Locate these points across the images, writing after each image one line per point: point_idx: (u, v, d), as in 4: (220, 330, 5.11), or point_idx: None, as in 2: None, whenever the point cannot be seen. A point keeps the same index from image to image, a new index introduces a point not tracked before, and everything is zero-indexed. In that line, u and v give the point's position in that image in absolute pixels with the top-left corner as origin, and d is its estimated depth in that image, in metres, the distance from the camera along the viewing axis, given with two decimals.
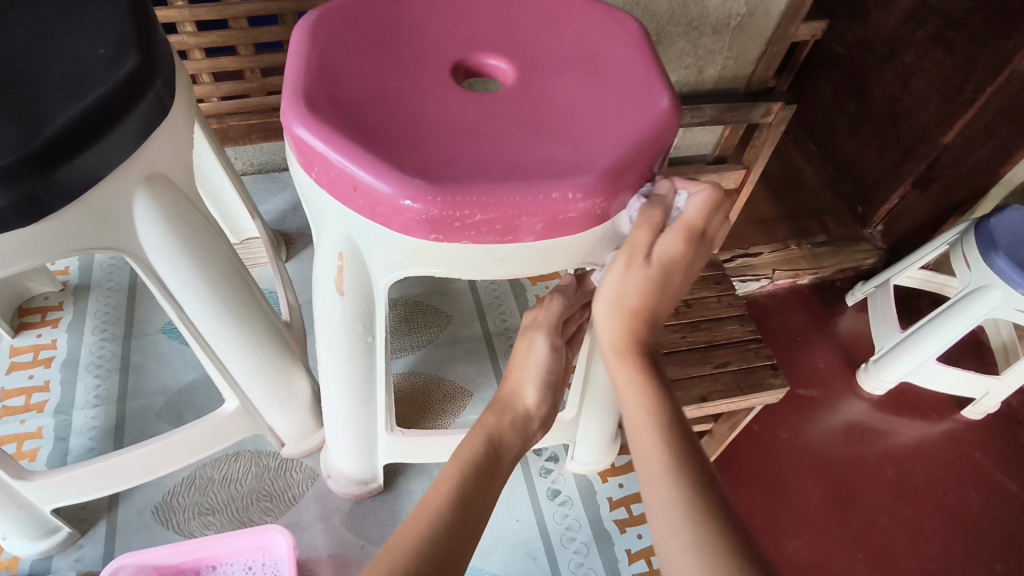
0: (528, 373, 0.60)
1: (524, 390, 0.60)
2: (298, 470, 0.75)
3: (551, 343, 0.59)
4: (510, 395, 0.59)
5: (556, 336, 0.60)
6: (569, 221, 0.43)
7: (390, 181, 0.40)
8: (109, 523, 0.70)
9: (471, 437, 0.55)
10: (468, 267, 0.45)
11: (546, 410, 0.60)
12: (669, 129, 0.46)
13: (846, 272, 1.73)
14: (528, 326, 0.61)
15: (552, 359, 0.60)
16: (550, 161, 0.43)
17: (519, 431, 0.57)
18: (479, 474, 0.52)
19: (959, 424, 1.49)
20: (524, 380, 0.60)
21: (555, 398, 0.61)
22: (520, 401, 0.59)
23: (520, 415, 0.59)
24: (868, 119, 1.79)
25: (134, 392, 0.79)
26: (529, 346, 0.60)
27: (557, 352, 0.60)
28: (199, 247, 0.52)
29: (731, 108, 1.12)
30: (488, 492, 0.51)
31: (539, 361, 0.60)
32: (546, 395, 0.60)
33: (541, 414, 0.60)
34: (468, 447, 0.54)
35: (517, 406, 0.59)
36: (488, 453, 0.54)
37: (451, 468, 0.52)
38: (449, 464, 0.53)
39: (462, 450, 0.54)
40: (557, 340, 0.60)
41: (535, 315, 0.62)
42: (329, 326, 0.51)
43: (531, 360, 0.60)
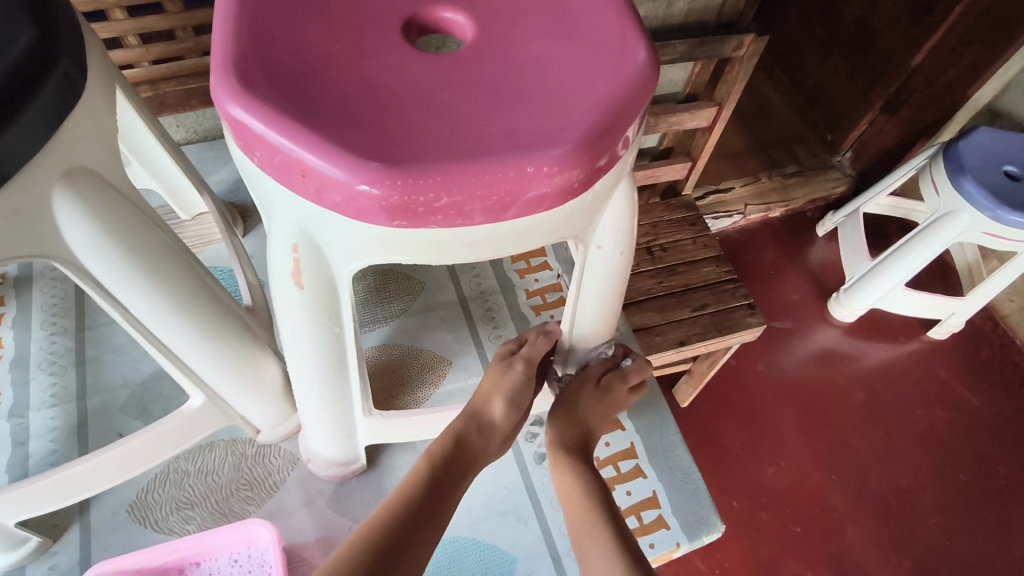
0: (499, 387, 0.61)
1: (492, 401, 0.61)
2: (277, 455, 0.73)
3: (526, 371, 0.62)
4: (476, 406, 0.61)
5: (530, 367, 0.62)
6: (543, 198, 0.39)
7: (343, 164, 0.36)
8: (82, 527, 0.67)
9: (440, 436, 0.58)
10: (437, 252, 0.42)
11: (509, 425, 0.61)
12: (648, 83, 0.42)
13: (816, 202, 1.74)
14: (503, 355, 0.64)
15: (523, 383, 0.61)
16: (521, 129, 0.39)
17: (482, 440, 0.60)
18: (447, 469, 0.56)
19: (926, 344, 1.54)
20: (495, 392, 0.61)
21: (519, 418, 0.62)
22: (488, 412, 0.61)
23: (485, 425, 0.60)
24: (838, 43, 1.75)
25: (93, 387, 0.74)
26: (504, 369, 0.62)
27: (528, 380, 0.62)
28: (135, 243, 0.47)
29: (701, 43, 1.07)
30: (456, 483, 0.56)
31: (512, 380, 0.61)
32: (512, 413, 0.61)
33: (506, 429, 0.61)
34: (439, 445, 0.58)
35: (484, 416, 0.60)
36: (455, 451, 0.57)
37: (422, 463, 0.56)
38: (419, 460, 0.56)
39: (432, 448, 0.57)
40: (531, 368, 0.62)
41: (512, 347, 0.65)
42: (291, 318, 0.47)
43: (503, 379, 0.61)
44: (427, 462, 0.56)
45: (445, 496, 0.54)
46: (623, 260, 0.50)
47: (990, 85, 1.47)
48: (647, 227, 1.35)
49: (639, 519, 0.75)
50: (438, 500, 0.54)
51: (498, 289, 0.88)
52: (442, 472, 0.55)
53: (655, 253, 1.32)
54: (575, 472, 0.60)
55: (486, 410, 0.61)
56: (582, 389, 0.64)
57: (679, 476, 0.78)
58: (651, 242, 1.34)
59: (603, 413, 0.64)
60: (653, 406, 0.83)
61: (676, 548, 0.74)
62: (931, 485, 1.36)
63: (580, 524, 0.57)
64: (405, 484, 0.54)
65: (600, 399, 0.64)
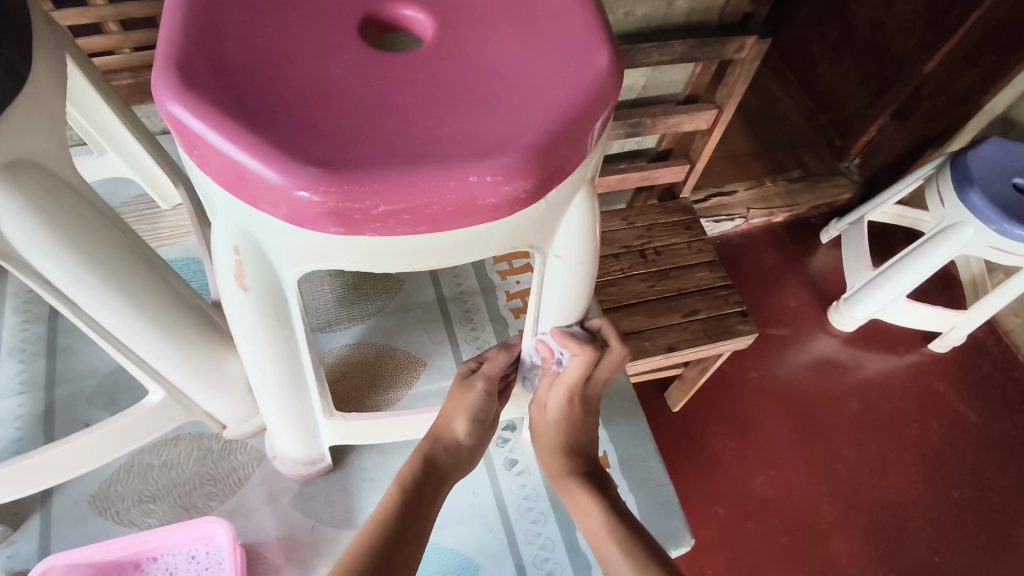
0: (460, 405, 0.61)
1: (454, 421, 0.61)
2: (243, 452, 0.73)
3: (487, 389, 0.62)
4: (440, 426, 0.61)
5: (492, 383, 0.62)
6: (489, 207, 0.37)
7: (280, 168, 0.35)
8: (43, 517, 0.67)
9: (408, 461, 0.59)
10: (380, 261, 0.40)
11: (474, 444, 0.61)
12: (610, 90, 0.40)
13: (820, 209, 1.71)
14: (466, 374, 0.63)
15: (485, 402, 0.61)
16: (468, 135, 0.37)
17: (449, 463, 0.60)
18: (418, 495, 0.56)
19: (925, 357, 1.51)
20: (457, 411, 0.61)
21: (485, 435, 0.62)
22: (452, 432, 0.61)
23: (451, 446, 0.60)
24: (849, 47, 1.72)
25: (62, 375, 0.74)
26: (466, 387, 0.62)
27: (491, 397, 0.62)
28: (83, 239, 0.47)
29: (702, 44, 1.04)
30: (427, 507, 0.56)
31: (474, 399, 0.61)
32: (476, 431, 0.61)
33: (472, 448, 0.61)
34: (406, 470, 0.58)
35: (449, 437, 0.60)
36: (423, 476, 0.58)
37: (393, 491, 0.57)
38: (390, 487, 0.57)
39: (401, 474, 0.58)
40: (493, 387, 0.62)
41: (473, 365, 0.64)
42: (238, 319, 0.46)
43: (466, 398, 0.61)
44: (396, 490, 0.56)
45: (419, 522, 0.55)
46: (582, 271, 0.49)
47: (1004, 94, 1.43)
48: (642, 229, 1.33)
49: None
50: (412, 527, 0.54)
51: (477, 289, 0.87)
52: (413, 497, 0.56)
53: (649, 256, 1.29)
54: (590, 501, 0.59)
55: (449, 431, 0.61)
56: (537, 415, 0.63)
57: (653, 488, 0.76)
58: (645, 245, 1.31)
59: (568, 424, 0.61)
60: (629, 414, 0.82)
61: None
62: (924, 500, 1.33)
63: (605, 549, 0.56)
64: (378, 513, 0.55)
65: (553, 419, 0.61)
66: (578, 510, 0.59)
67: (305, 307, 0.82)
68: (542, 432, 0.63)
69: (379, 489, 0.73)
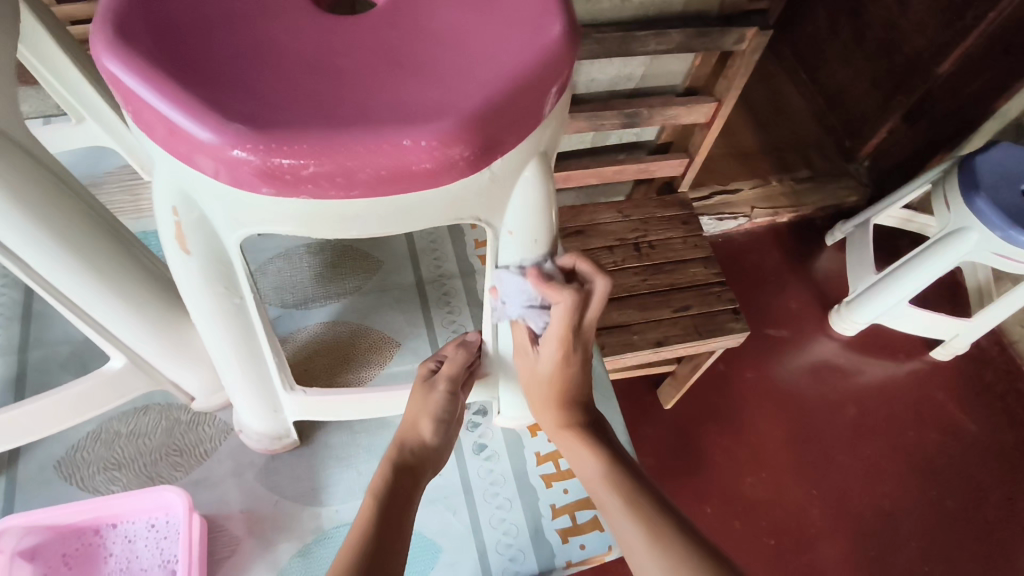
0: (424, 409, 0.61)
1: (420, 426, 0.61)
2: (210, 424, 0.73)
3: (449, 389, 0.62)
4: (405, 431, 0.61)
5: (454, 382, 0.62)
6: (424, 174, 0.37)
7: (210, 126, 0.34)
8: (8, 479, 0.68)
9: (379, 469, 0.59)
10: (318, 227, 0.40)
11: (440, 444, 0.62)
12: (560, 62, 0.39)
13: (826, 210, 1.68)
14: (426, 376, 0.64)
15: (448, 402, 0.62)
16: (405, 100, 0.36)
17: (414, 467, 0.60)
18: (392, 501, 0.56)
19: (926, 365, 1.48)
20: (421, 415, 0.61)
21: (450, 433, 0.63)
22: (417, 436, 0.61)
23: (417, 449, 0.61)
24: (863, 46, 1.67)
25: (36, 341, 0.74)
26: (426, 391, 0.62)
27: (453, 397, 0.62)
28: (32, 199, 0.46)
29: (700, 34, 1.02)
30: (405, 513, 0.56)
31: (437, 401, 0.61)
32: (440, 429, 0.62)
33: (437, 447, 0.62)
34: (379, 479, 0.58)
35: (414, 441, 0.61)
36: (394, 482, 0.58)
37: (368, 502, 0.56)
38: (364, 498, 0.56)
39: (373, 482, 0.58)
40: (454, 386, 0.62)
41: (434, 365, 0.64)
42: (185, 284, 0.46)
43: (427, 401, 0.61)
44: (373, 498, 0.56)
45: (401, 529, 0.55)
46: (537, 248, 0.48)
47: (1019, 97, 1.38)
48: (637, 222, 1.31)
49: (573, 519, 0.73)
50: (390, 535, 0.54)
51: (457, 273, 0.86)
52: (388, 504, 0.56)
53: (642, 249, 1.27)
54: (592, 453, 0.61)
55: (415, 435, 0.61)
56: (528, 370, 0.61)
57: None
58: (640, 239, 1.29)
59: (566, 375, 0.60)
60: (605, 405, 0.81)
61: (607, 551, 0.71)
62: (916, 509, 1.31)
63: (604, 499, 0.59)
64: (359, 523, 0.55)
65: (549, 371, 0.59)
66: (576, 459, 0.62)
67: (282, 283, 0.82)
68: (541, 386, 0.61)
69: (345, 467, 0.72)
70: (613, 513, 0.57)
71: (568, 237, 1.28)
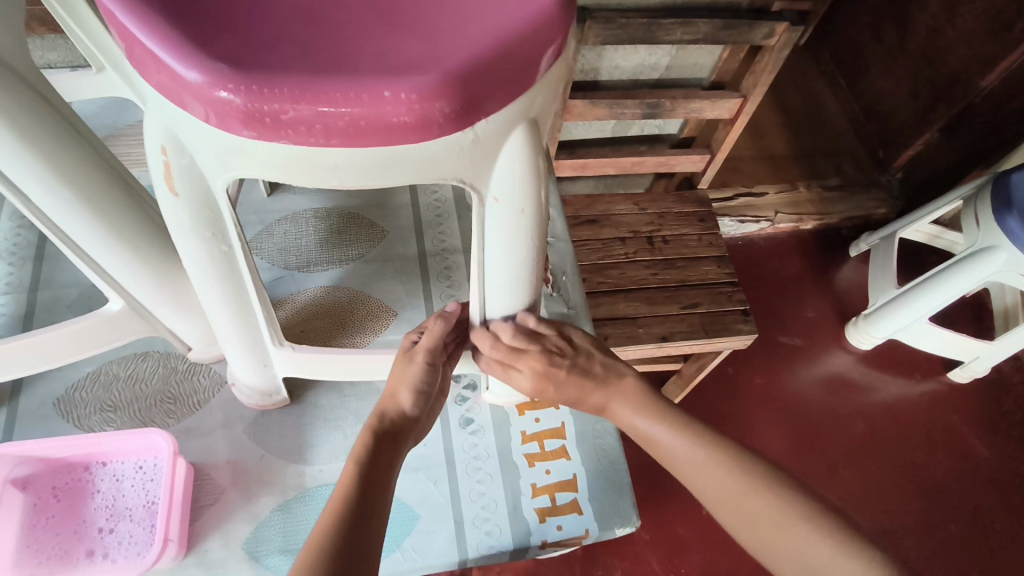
0: (403, 378, 0.60)
1: (399, 394, 0.60)
2: (206, 375, 0.74)
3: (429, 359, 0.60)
4: (385, 401, 0.60)
5: (435, 355, 0.61)
6: (403, 127, 0.37)
7: (196, 65, 0.35)
8: (9, 411, 0.70)
9: (358, 437, 0.57)
10: (299, 175, 0.40)
11: (420, 414, 0.60)
12: (552, 28, 0.39)
13: (853, 220, 1.64)
14: (407, 347, 0.63)
15: (428, 373, 0.60)
16: (391, 56, 0.37)
17: (394, 437, 0.58)
18: (374, 466, 0.54)
19: (942, 386, 1.44)
20: (401, 385, 0.60)
21: (431, 404, 0.62)
22: (397, 407, 0.59)
23: (397, 420, 0.59)
24: (904, 53, 1.62)
25: (46, 282, 0.77)
26: (407, 362, 0.61)
27: (434, 369, 0.61)
28: (36, 134, 0.47)
29: (728, 26, 1.00)
30: (386, 481, 0.54)
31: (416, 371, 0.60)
32: (421, 402, 0.60)
33: (417, 419, 0.60)
34: (359, 446, 0.56)
35: (392, 413, 0.59)
36: (375, 450, 0.55)
37: (349, 467, 0.54)
38: (345, 463, 0.54)
39: (354, 448, 0.56)
40: (435, 357, 0.61)
41: (416, 337, 0.63)
42: (174, 227, 0.47)
43: (407, 371, 0.60)
44: (354, 463, 0.54)
45: (381, 494, 0.53)
46: (523, 217, 0.47)
47: None
48: (653, 216, 1.30)
49: (553, 500, 0.73)
50: (370, 499, 0.52)
51: (460, 248, 0.86)
52: (369, 469, 0.54)
53: (656, 243, 1.26)
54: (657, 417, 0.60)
55: (395, 405, 0.59)
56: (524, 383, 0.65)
57: (605, 466, 0.75)
58: (654, 232, 1.28)
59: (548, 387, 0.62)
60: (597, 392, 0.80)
61: (584, 534, 0.71)
62: (919, 530, 1.27)
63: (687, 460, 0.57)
64: (339, 491, 0.52)
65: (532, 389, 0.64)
66: (642, 426, 0.60)
67: (287, 246, 0.83)
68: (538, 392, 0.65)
69: (332, 428, 0.73)
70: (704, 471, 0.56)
71: (582, 226, 1.27)
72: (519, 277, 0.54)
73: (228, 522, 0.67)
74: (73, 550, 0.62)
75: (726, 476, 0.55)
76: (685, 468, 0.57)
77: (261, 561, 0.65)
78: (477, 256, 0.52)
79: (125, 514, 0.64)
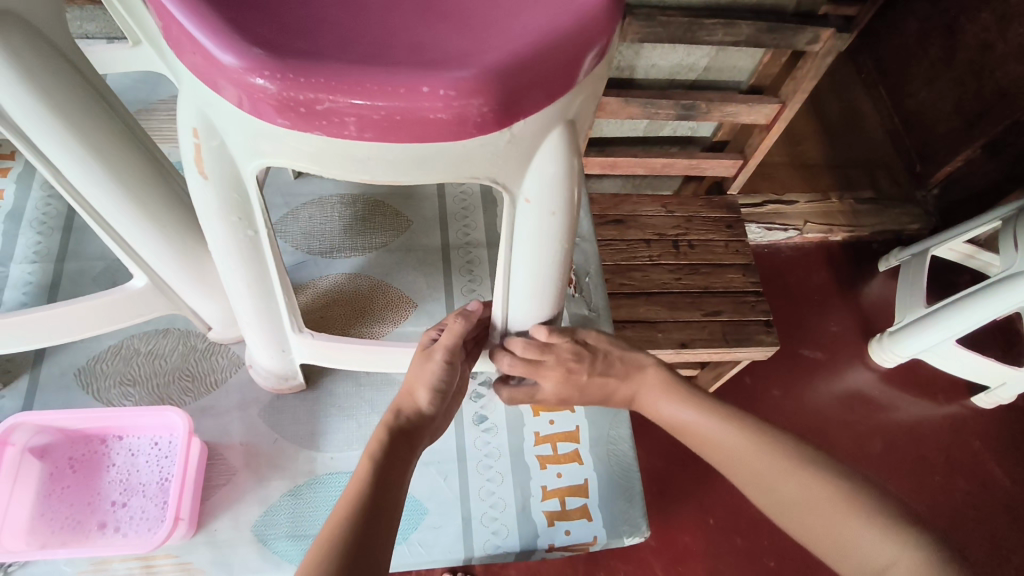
0: (421, 377, 0.59)
1: (416, 392, 0.59)
2: (224, 356, 0.75)
3: (447, 358, 0.60)
4: (402, 398, 0.59)
5: (454, 354, 0.60)
6: (440, 123, 0.36)
7: (232, 50, 0.34)
8: (31, 379, 0.71)
9: (375, 433, 0.56)
10: (331, 166, 0.39)
11: (436, 412, 0.59)
12: (597, 25, 0.38)
13: (885, 234, 1.60)
14: (425, 344, 0.62)
15: (446, 371, 0.60)
16: (432, 49, 0.36)
17: (409, 434, 0.57)
18: (388, 463, 0.54)
19: (966, 410, 1.41)
20: (418, 383, 0.59)
21: (447, 402, 0.61)
22: (413, 403, 0.59)
23: (413, 416, 0.59)
24: (951, 65, 1.57)
25: (73, 253, 0.77)
26: (426, 359, 0.60)
27: (453, 367, 0.60)
28: (69, 109, 0.47)
29: (771, 29, 0.97)
30: (398, 480, 0.54)
31: (433, 370, 0.59)
32: (437, 399, 0.60)
33: (432, 416, 0.60)
34: (374, 442, 0.56)
35: (409, 409, 0.59)
36: (391, 447, 0.55)
37: (364, 464, 0.54)
38: (360, 459, 0.54)
39: (369, 444, 0.55)
40: (453, 356, 0.60)
41: (434, 335, 0.63)
42: (202, 210, 0.46)
43: (425, 369, 0.60)
44: (368, 460, 0.54)
45: (394, 490, 0.52)
46: (554, 221, 0.46)
47: None
48: (680, 220, 1.27)
49: (563, 504, 0.72)
50: (383, 497, 0.51)
51: (485, 243, 0.85)
52: (384, 466, 0.54)
53: (681, 248, 1.24)
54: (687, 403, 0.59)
55: (411, 402, 0.59)
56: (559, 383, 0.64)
57: (618, 473, 0.74)
58: (679, 237, 1.25)
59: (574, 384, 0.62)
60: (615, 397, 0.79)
61: (592, 541, 0.70)
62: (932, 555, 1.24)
63: (723, 446, 0.56)
64: (352, 486, 0.52)
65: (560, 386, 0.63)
66: (676, 415, 0.60)
67: (310, 232, 0.83)
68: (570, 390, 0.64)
69: (345, 416, 0.73)
70: (742, 454, 0.55)
71: (607, 225, 1.25)
72: (545, 281, 0.53)
73: (239, 504, 0.67)
74: (86, 521, 0.63)
75: (764, 455, 0.54)
76: (724, 450, 0.56)
77: (270, 545, 0.65)
78: (503, 258, 0.51)
79: (138, 489, 0.64)
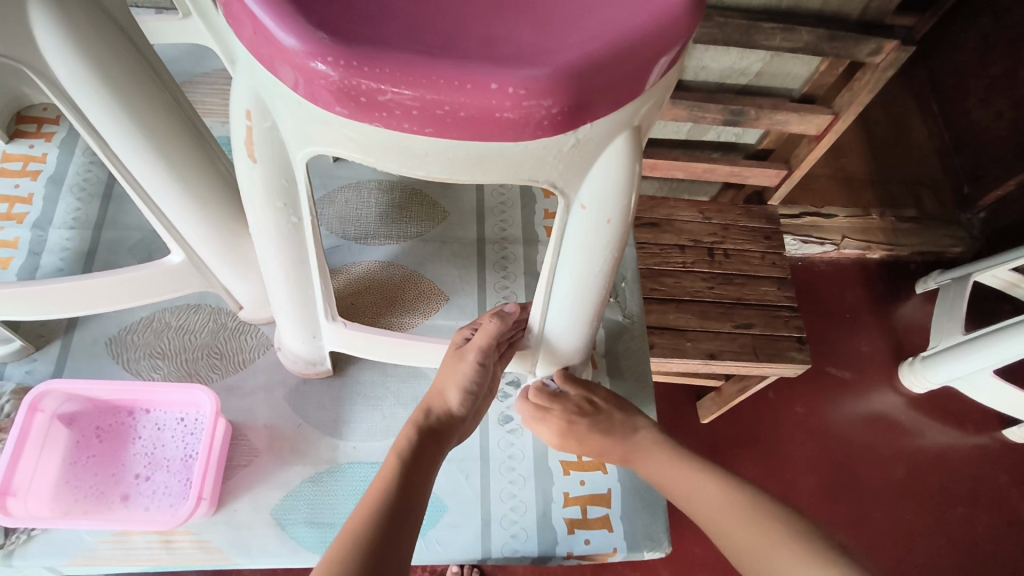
0: (453, 376, 0.59)
1: (446, 392, 0.59)
2: (253, 336, 0.74)
3: (479, 360, 0.58)
4: (432, 397, 0.59)
5: (487, 355, 0.59)
6: (505, 122, 0.34)
7: (295, 32, 0.33)
8: (63, 345, 0.71)
9: (403, 432, 0.56)
10: (384, 158, 0.37)
11: (467, 414, 0.59)
12: (677, 27, 0.35)
13: (925, 255, 1.55)
14: (459, 342, 0.61)
15: (477, 373, 0.59)
16: (502, 44, 0.34)
17: (436, 433, 0.57)
18: (416, 462, 0.53)
19: (995, 442, 1.36)
20: (449, 382, 0.59)
21: (477, 404, 0.61)
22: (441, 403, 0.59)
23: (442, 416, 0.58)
24: (1011, 83, 1.50)
25: (112, 222, 0.77)
26: (457, 360, 0.60)
27: (485, 369, 0.59)
28: (119, 81, 0.46)
29: (833, 37, 0.93)
30: (425, 479, 0.53)
31: (464, 371, 0.58)
32: (468, 400, 0.59)
33: (462, 416, 0.59)
34: (403, 439, 0.55)
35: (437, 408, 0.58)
36: (418, 448, 0.55)
37: (390, 460, 0.53)
38: (387, 457, 0.53)
39: (398, 441, 0.55)
40: (485, 357, 0.59)
41: (467, 334, 0.62)
42: (247, 194, 0.45)
43: (457, 368, 0.59)
44: (395, 457, 0.53)
45: (420, 488, 0.52)
46: (609, 229, 0.44)
47: None
48: (718, 227, 1.24)
49: (584, 512, 0.70)
50: (408, 496, 0.51)
51: (520, 240, 0.84)
52: (411, 464, 0.53)
53: (716, 256, 1.20)
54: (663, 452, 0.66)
55: (441, 403, 0.59)
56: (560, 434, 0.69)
57: (641, 484, 0.72)
58: (715, 244, 1.22)
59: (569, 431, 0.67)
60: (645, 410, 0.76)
61: (610, 552, 0.69)
62: None
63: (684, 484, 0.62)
64: (379, 481, 0.52)
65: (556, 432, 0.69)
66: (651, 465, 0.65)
67: (348, 217, 0.82)
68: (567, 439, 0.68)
69: (371, 405, 0.72)
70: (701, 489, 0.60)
71: (642, 227, 1.21)
72: (588, 289, 0.51)
73: (259, 486, 0.67)
74: (109, 492, 0.63)
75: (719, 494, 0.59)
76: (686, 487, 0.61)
77: (287, 530, 0.65)
78: (549, 263, 0.49)
79: (163, 464, 0.65)
